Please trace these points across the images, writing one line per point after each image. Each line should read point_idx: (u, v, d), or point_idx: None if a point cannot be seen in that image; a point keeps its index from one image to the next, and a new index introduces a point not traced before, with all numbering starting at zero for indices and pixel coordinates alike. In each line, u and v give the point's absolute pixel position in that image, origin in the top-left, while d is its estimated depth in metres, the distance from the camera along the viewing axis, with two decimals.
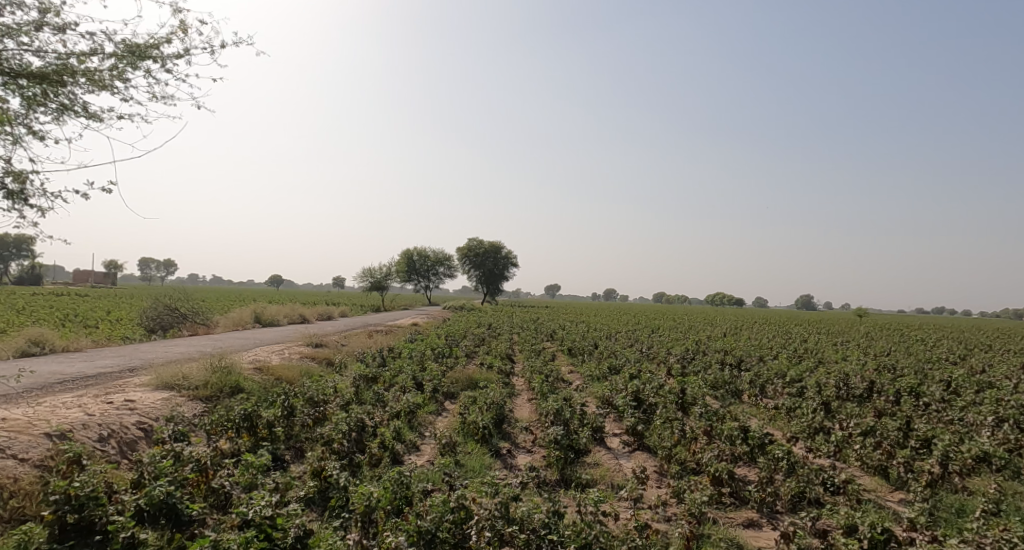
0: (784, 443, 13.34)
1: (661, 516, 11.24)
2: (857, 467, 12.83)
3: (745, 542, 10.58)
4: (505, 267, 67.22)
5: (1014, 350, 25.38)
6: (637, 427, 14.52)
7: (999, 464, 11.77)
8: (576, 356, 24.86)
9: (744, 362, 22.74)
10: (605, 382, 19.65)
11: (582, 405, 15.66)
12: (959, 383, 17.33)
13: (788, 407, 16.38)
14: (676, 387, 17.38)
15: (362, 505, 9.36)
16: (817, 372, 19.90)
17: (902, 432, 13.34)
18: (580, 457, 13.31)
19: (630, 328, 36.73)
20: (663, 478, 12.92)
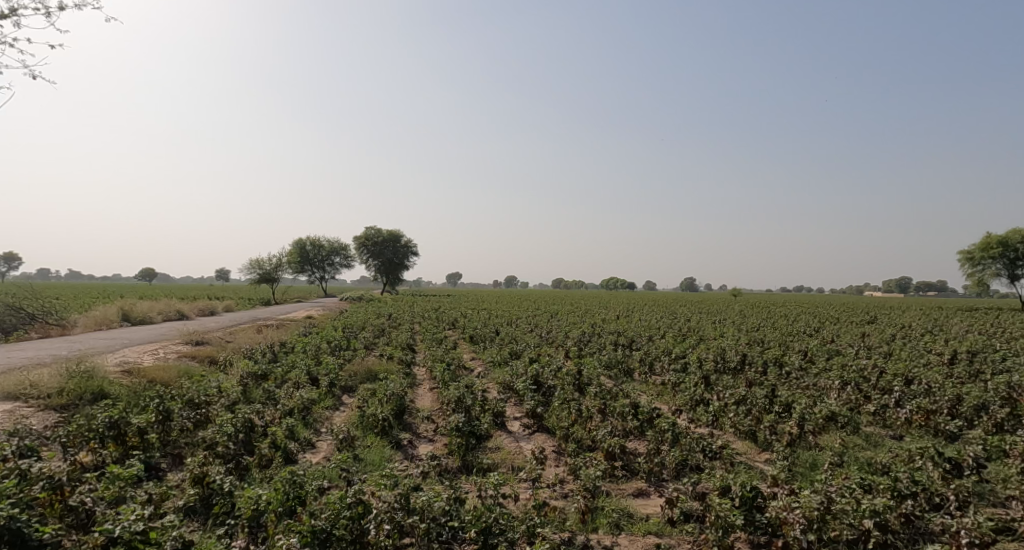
0: (670, 416, 14.21)
1: (558, 493, 11.66)
2: (732, 433, 13.80)
3: (636, 511, 11.19)
4: (405, 255, 66.58)
5: (858, 322, 28.51)
6: (537, 410, 14.92)
7: (843, 421, 13.17)
8: (478, 343, 25.15)
9: (635, 341, 23.89)
10: (506, 367, 20.04)
11: (483, 391, 15.91)
12: (813, 351, 19.21)
13: (674, 382, 17.39)
14: (573, 368, 18.00)
15: (249, 509, 9.24)
16: (699, 348, 21.28)
17: (769, 399, 14.58)
18: (481, 442, 13.55)
19: (529, 313, 37.61)
20: (561, 456, 13.37)
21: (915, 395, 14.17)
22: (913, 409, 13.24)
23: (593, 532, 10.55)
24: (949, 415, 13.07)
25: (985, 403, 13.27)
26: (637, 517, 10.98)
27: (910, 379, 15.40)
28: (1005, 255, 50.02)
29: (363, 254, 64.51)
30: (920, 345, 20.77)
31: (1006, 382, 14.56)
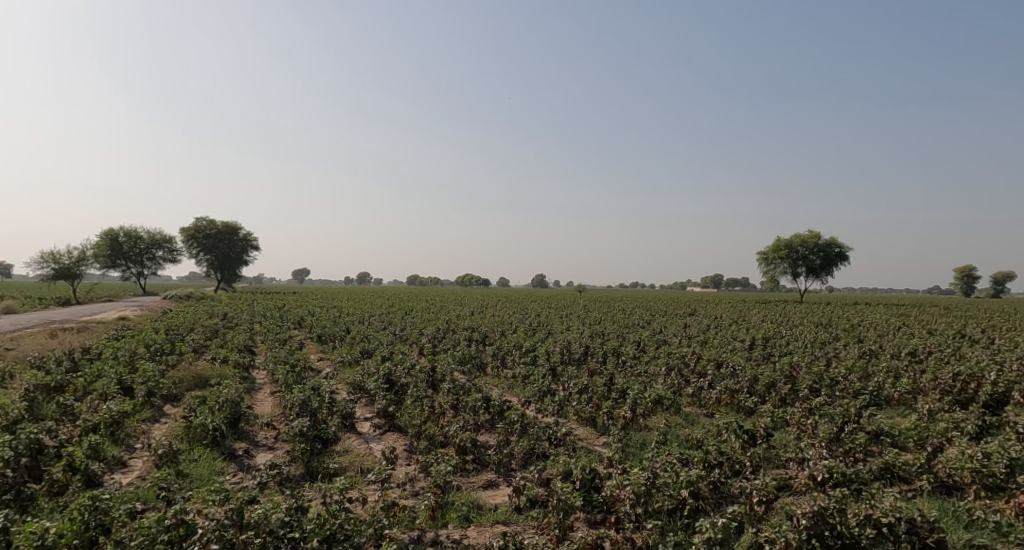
0: (519, 408, 14.52)
1: (409, 492, 11.53)
2: (574, 420, 14.39)
3: (485, 502, 11.29)
4: (241, 249, 62.56)
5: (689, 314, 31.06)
6: (389, 409, 14.57)
7: (668, 403, 14.20)
8: (327, 342, 24.20)
9: (489, 336, 24.23)
10: (357, 367, 19.48)
11: (330, 393, 15.31)
12: (644, 341, 20.64)
13: (524, 375, 17.75)
14: (427, 365, 17.90)
15: (32, 546, 8.17)
16: (547, 342, 22.01)
17: (607, 387, 15.35)
18: (329, 446, 13.05)
19: (381, 310, 36.87)
20: (413, 455, 13.18)
21: (723, 377, 15.73)
22: (722, 390, 14.57)
23: (444, 528, 10.55)
24: (748, 393, 14.64)
25: (774, 381, 15.12)
26: (486, 508, 11.07)
27: (718, 363, 17.01)
28: (795, 254, 56.95)
29: (193, 246, 59.47)
30: (727, 332, 23.20)
31: (789, 363, 16.76)
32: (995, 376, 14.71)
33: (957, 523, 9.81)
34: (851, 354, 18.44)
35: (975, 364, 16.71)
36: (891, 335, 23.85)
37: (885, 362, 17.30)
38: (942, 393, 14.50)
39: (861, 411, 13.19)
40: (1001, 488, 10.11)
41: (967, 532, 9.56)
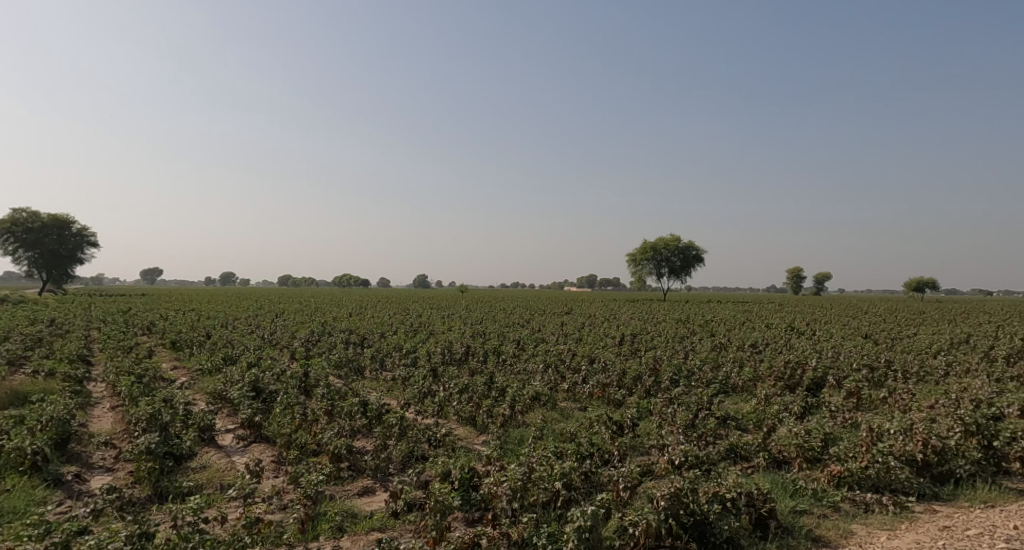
0: (397, 411, 14.59)
1: (277, 506, 11.22)
2: (454, 420, 14.68)
3: (359, 510, 11.35)
4: (73, 246, 57.47)
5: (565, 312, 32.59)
6: (256, 419, 14.05)
7: (545, 400, 15.02)
8: (182, 349, 22.97)
9: (367, 338, 24.03)
10: (218, 375, 18.83)
11: (184, 404, 14.07)
12: (524, 340, 21.46)
13: (404, 377, 17.81)
14: (300, 370, 17.44)
15: None
16: (428, 343, 22.15)
17: (487, 386, 15.82)
18: (182, 463, 12.38)
19: (247, 313, 35.36)
20: (281, 466, 12.94)
21: (596, 373, 16.66)
22: (594, 385, 15.52)
23: (315, 540, 10.47)
24: (617, 386, 15.72)
25: (639, 374, 16.27)
26: (360, 515, 11.11)
27: (591, 358, 18.11)
28: (659, 258, 60.75)
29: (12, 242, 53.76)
30: (601, 329, 24.57)
31: (652, 358, 18.04)
32: (816, 363, 17.13)
33: (785, 492, 10.99)
34: (706, 347, 20.24)
35: (801, 353, 18.98)
36: (737, 328, 26.46)
37: (731, 354, 19.13)
38: (773, 379, 16.53)
39: (711, 398, 14.73)
40: (819, 459, 11.52)
41: (792, 500, 10.68)
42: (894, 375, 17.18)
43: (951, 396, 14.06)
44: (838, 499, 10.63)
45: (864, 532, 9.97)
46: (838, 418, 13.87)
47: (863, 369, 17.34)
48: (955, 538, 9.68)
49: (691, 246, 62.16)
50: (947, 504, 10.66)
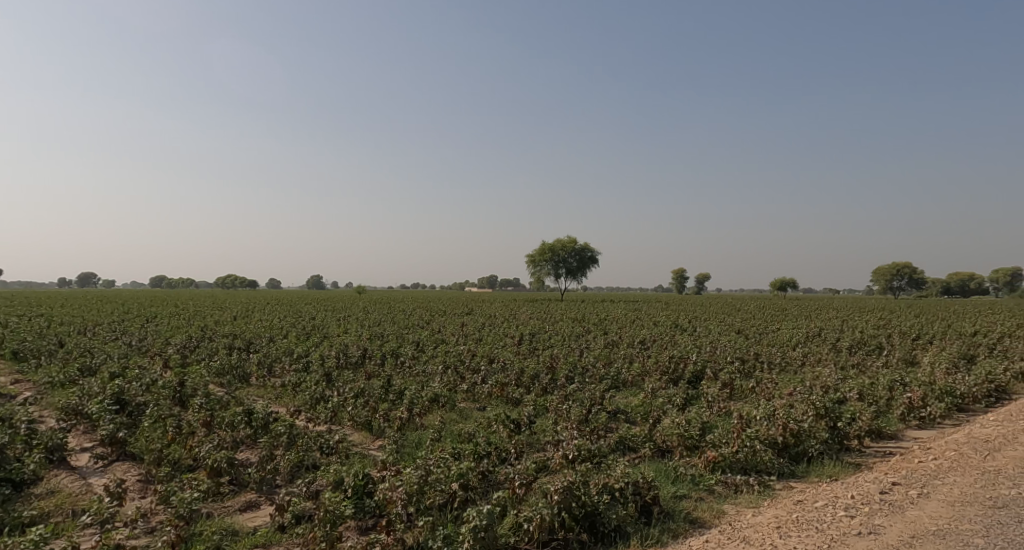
0: (286, 418, 13.55)
1: (141, 531, 10.12)
2: (349, 425, 14.66)
3: (241, 527, 10.50)
4: None
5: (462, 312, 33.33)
6: (119, 434, 12.25)
7: (444, 401, 15.47)
8: (28, 361, 21.33)
9: (252, 343, 23.58)
10: (70, 388, 17.79)
11: (32, 425, 12.24)
12: (423, 341, 21.94)
13: (294, 383, 17.67)
14: (173, 380, 15.96)
15: None
16: (321, 346, 22.19)
17: (385, 388, 16.09)
18: (23, 490, 11.05)
19: (111, 318, 33.31)
20: (149, 485, 11.50)
21: (495, 372, 17.40)
22: (493, 384, 16.14)
23: None
24: (515, 385, 16.51)
25: (538, 372, 17.17)
26: (242, 533, 10.34)
27: (491, 357, 18.87)
28: (555, 258, 62.60)
29: None
30: (502, 329, 25.47)
31: (550, 355, 18.98)
32: (696, 357, 18.67)
33: (667, 479, 11.39)
34: (600, 344, 21.51)
35: (683, 349, 20.48)
36: (629, 326, 28.13)
37: (621, 351, 20.34)
38: (660, 373, 17.52)
39: (602, 393, 15.51)
40: (697, 446, 11.99)
41: (673, 486, 11.01)
42: (761, 367, 18.85)
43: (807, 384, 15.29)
44: (713, 483, 11.05)
45: (734, 511, 10.33)
46: (714, 409, 14.86)
47: (735, 361, 18.86)
48: (806, 511, 10.02)
49: (588, 248, 64.58)
50: (801, 480, 11.36)
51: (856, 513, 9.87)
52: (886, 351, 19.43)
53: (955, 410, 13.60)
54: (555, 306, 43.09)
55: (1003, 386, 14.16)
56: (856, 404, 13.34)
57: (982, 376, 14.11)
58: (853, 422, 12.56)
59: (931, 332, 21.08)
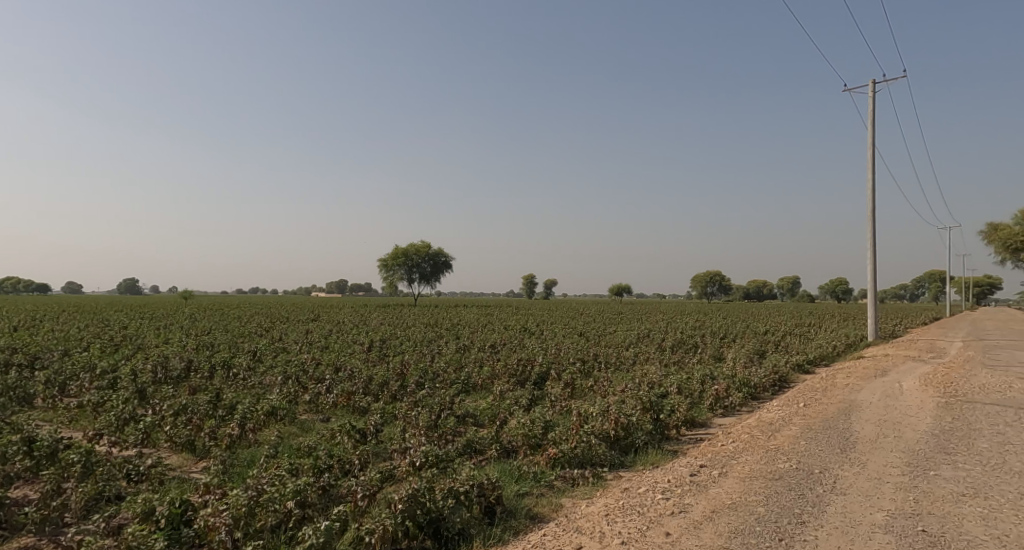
0: (84, 443, 9.66)
1: None
2: (167, 448, 12.61)
3: None
4: None
5: (302, 318, 32.52)
6: None
7: (281, 414, 14.40)
8: None
9: (41, 360, 21.07)
10: None
11: None
12: (261, 351, 21.23)
13: (96, 402, 15.61)
14: None
15: None
16: (133, 360, 20.42)
17: (211, 405, 14.16)
18: None
19: None
20: None
21: (341, 381, 17.20)
22: (339, 393, 15.81)
23: None
24: (363, 393, 16.31)
25: (387, 379, 17.14)
26: None
27: (337, 366, 18.70)
28: (408, 263, 62.09)
29: None
30: (349, 335, 25.25)
31: (401, 362, 19.13)
32: (543, 359, 19.50)
33: (511, 478, 9.60)
34: (452, 349, 21.97)
35: (529, 351, 21.57)
36: (479, 330, 29.07)
37: (472, 355, 21.03)
38: (507, 374, 17.75)
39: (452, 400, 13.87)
40: (540, 445, 10.38)
41: (516, 484, 9.32)
42: (600, 365, 20.16)
43: (634, 381, 15.89)
44: (552, 478, 9.56)
45: (569, 504, 8.86)
46: (556, 407, 13.23)
47: (578, 361, 19.92)
48: (630, 496, 8.62)
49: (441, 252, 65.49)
50: (630, 471, 10.16)
51: (670, 495, 8.52)
52: (700, 349, 21.77)
53: (751, 399, 15.44)
54: (407, 311, 43.81)
55: (784, 377, 16.56)
56: (675, 394, 14.48)
57: (770, 369, 16.38)
58: (672, 412, 12.26)
59: (736, 332, 23.87)
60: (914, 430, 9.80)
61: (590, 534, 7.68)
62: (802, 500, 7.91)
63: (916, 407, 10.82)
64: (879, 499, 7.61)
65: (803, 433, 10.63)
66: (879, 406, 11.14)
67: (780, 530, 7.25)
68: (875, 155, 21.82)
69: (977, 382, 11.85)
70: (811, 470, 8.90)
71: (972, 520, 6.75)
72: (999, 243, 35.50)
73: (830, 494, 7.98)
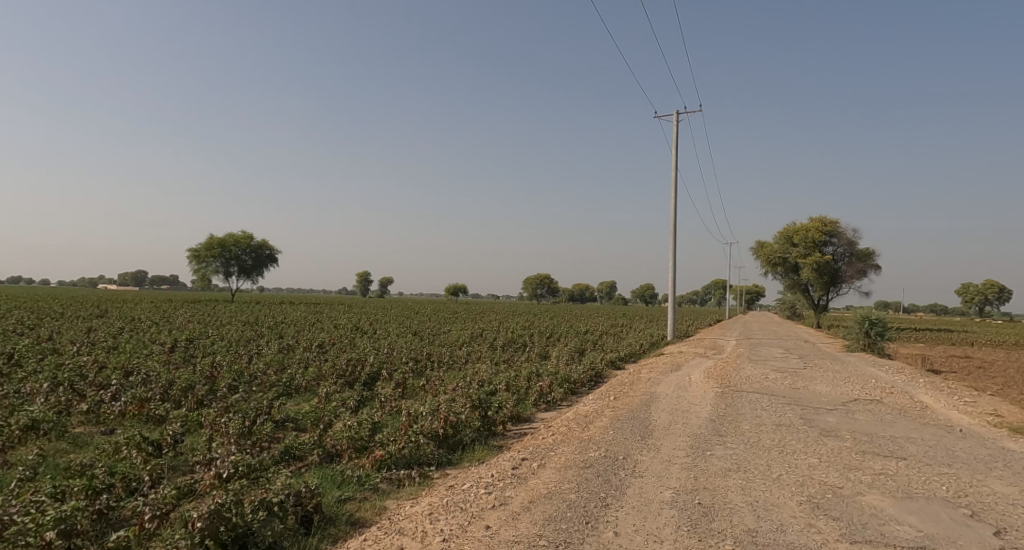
0: None
1: None
2: None
3: None
4: None
5: (77, 316, 28.72)
6: None
7: (45, 428, 10.21)
8: None
9: None
10: None
11: None
12: (22, 353, 18.31)
13: None
14: None
15: None
16: None
17: None
18: None
19: None
20: None
21: (132, 386, 13.65)
22: (129, 400, 12.20)
23: None
24: (161, 401, 12.70)
25: (192, 384, 13.61)
26: None
27: (127, 371, 15.84)
28: (224, 254, 58.18)
29: None
30: (143, 336, 22.89)
31: (212, 364, 15.69)
32: (374, 360, 18.79)
33: (333, 484, 8.52)
34: (274, 348, 20.84)
35: (359, 351, 21.25)
36: (303, 329, 28.00)
37: (298, 355, 19.45)
38: (336, 375, 17.04)
39: (272, 402, 11.67)
40: (367, 448, 9.34)
41: (337, 490, 8.28)
42: (431, 365, 20.50)
43: (466, 381, 16.52)
44: (378, 480, 8.59)
45: (393, 505, 8.00)
46: (385, 408, 12.47)
47: (410, 360, 20.13)
48: (453, 493, 8.15)
49: (263, 245, 62.85)
50: (457, 468, 9.59)
51: (492, 489, 8.27)
52: (527, 348, 23.01)
53: (571, 393, 16.63)
54: (218, 307, 40.82)
55: (600, 373, 18.08)
56: (503, 391, 15.12)
57: (588, 366, 17.81)
58: (499, 409, 12.18)
59: (560, 331, 25.49)
60: (696, 416, 11.30)
61: (411, 535, 7.14)
62: (608, 484, 8.37)
63: (700, 396, 12.44)
64: (668, 479, 8.45)
65: (611, 423, 11.70)
66: (672, 397, 12.64)
67: (586, 513, 7.47)
68: (677, 177, 24.64)
69: (746, 373, 13.88)
70: (617, 457, 9.55)
71: (734, 490, 7.85)
72: (766, 263, 41.17)
73: (629, 477, 8.61)
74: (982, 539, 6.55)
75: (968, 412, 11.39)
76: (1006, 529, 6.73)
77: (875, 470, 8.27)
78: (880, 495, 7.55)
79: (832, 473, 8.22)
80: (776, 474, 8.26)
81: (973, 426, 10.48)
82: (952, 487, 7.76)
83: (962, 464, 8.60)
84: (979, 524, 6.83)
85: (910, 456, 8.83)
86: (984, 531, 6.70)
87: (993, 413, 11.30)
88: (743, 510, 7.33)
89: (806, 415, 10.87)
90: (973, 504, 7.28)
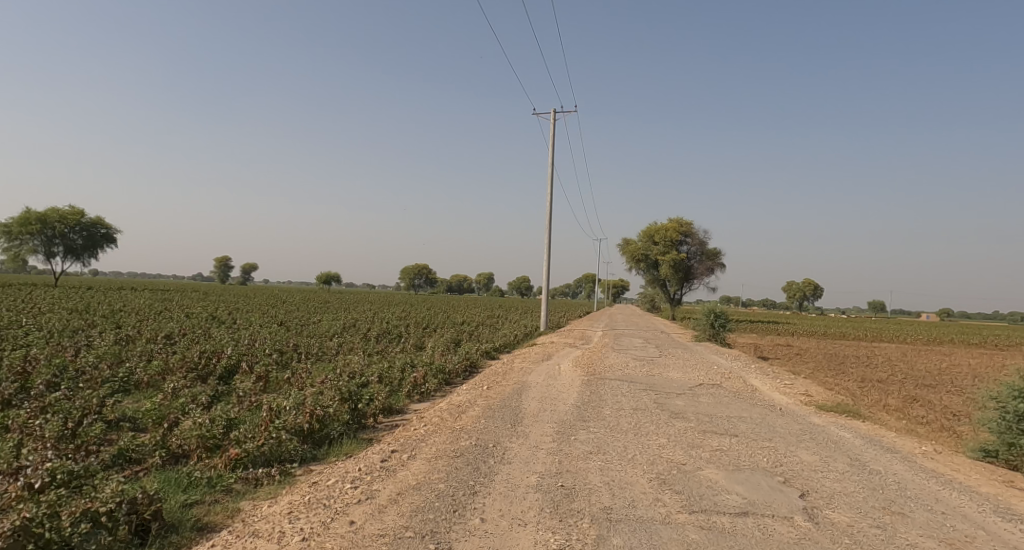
0: None
1: None
2: None
3: None
4: None
5: None
6: None
7: None
8: None
9: None
10: None
11: None
12: None
13: None
14: None
15: None
16: None
17: None
18: None
19: None
20: None
21: None
22: None
23: None
24: None
25: None
26: None
27: None
28: (42, 234, 52.71)
29: None
30: None
31: (22, 356, 13.13)
32: (231, 352, 17.72)
33: (175, 488, 8.03)
34: (112, 338, 18.93)
35: (218, 343, 19.96)
36: (150, 320, 25.72)
37: (137, 348, 17.82)
38: (187, 368, 15.88)
39: (102, 400, 10.49)
40: (220, 446, 8.86)
41: (182, 494, 7.83)
42: (299, 357, 19.76)
43: (337, 373, 16.09)
44: (231, 481, 8.20)
45: (248, 507, 7.66)
46: (244, 403, 11.90)
47: (274, 352, 19.36)
48: (315, 490, 8.00)
49: (94, 225, 57.98)
50: (321, 463, 9.40)
51: (358, 483, 8.20)
52: (402, 339, 22.72)
53: (445, 384, 16.67)
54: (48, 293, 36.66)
55: (474, 363, 18.27)
56: (376, 383, 14.86)
57: (463, 358, 17.95)
58: (369, 401, 12.03)
59: (436, 323, 25.36)
60: (563, 403, 11.76)
61: (267, 536, 6.93)
62: (477, 473, 8.53)
63: (567, 385, 12.92)
64: (535, 464, 8.75)
65: (484, 412, 11.91)
66: (542, 385, 13.05)
67: (454, 502, 7.59)
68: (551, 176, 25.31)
69: (608, 362, 14.61)
70: (487, 445, 9.75)
71: (594, 471, 8.27)
72: (630, 260, 43.16)
73: (498, 464, 8.83)
74: (789, 501, 7.34)
75: (786, 393, 12.69)
76: (808, 491, 7.59)
77: (712, 447, 9.03)
78: (716, 468, 8.24)
79: (677, 451, 8.87)
80: (631, 454, 8.80)
81: (788, 405, 11.70)
82: (770, 458, 8.63)
83: (778, 437, 9.58)
84: (788, 488, 7.64)
85: (739, 433, 9.71)
86: (792, 494, 7.50)
87: (805, 393, 12.69)
88: (600, 489, 7.74)
89: (658, 399, 11.62)
90: (787, 472, 8.14)
